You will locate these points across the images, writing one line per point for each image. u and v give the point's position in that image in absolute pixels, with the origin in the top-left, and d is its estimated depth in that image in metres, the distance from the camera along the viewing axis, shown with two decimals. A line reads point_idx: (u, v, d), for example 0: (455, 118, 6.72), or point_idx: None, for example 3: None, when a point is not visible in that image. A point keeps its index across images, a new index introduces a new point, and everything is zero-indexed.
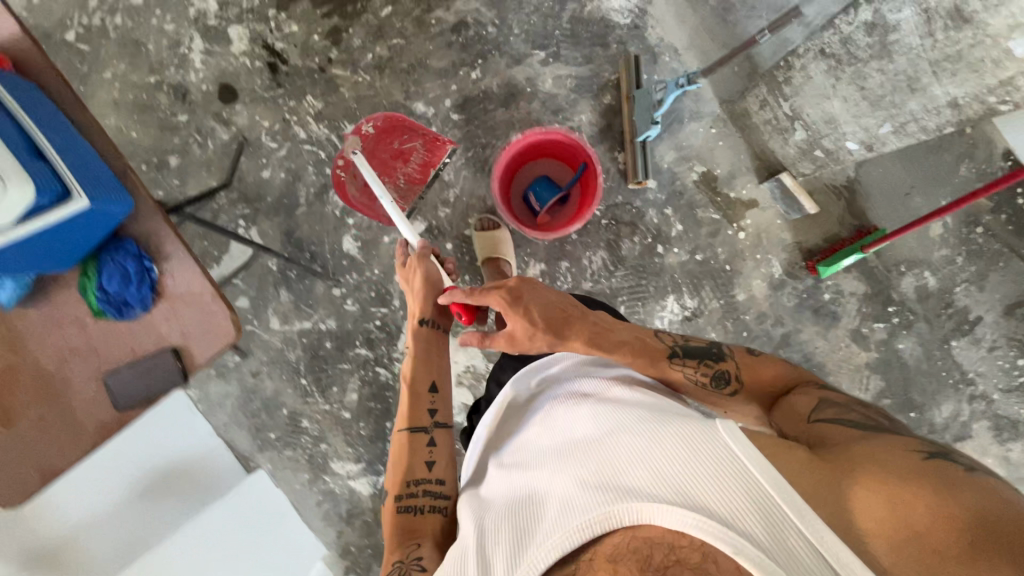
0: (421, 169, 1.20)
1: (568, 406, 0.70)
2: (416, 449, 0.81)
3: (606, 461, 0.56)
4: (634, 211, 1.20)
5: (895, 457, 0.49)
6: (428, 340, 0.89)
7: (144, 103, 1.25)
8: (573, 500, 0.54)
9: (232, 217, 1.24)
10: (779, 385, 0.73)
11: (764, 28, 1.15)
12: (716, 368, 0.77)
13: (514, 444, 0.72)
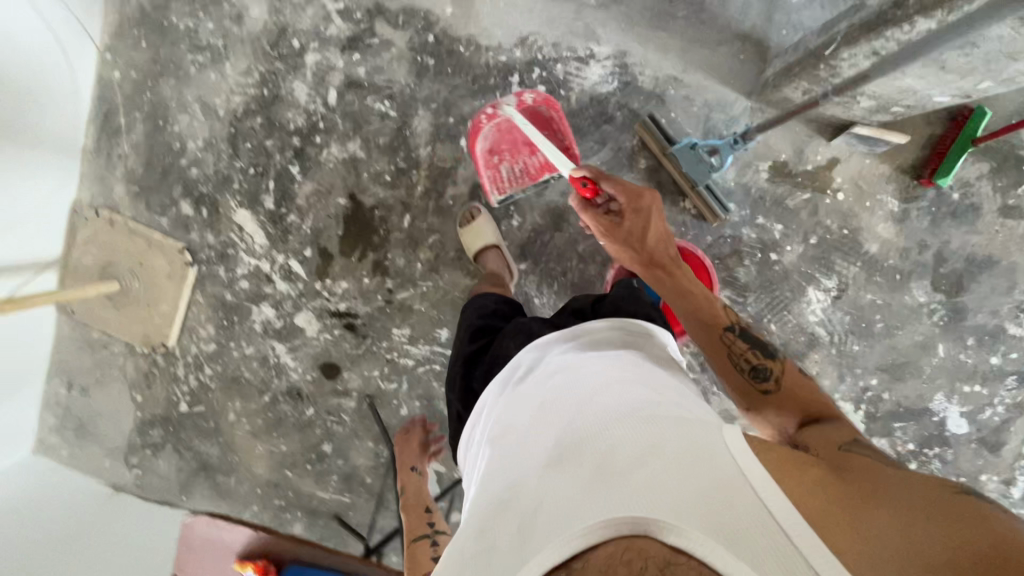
0: (540, 168, 1.13)
1: (553, 383, 0.63)
2: (441, 574, 0.97)
3: (597, 465, 0.50)
4: (730, 239, 1.16)
5: (905, 490, 0.50)
6: (416, 488, 1.12)
7: (274, 419, 1.33)
8: (566, 501, 0.48)
9: None
10: (808, 405, 0.69)
11: (745, 3, 1.07)
12: (758, 361, 0.75)
13: (498, 425, 0.64)
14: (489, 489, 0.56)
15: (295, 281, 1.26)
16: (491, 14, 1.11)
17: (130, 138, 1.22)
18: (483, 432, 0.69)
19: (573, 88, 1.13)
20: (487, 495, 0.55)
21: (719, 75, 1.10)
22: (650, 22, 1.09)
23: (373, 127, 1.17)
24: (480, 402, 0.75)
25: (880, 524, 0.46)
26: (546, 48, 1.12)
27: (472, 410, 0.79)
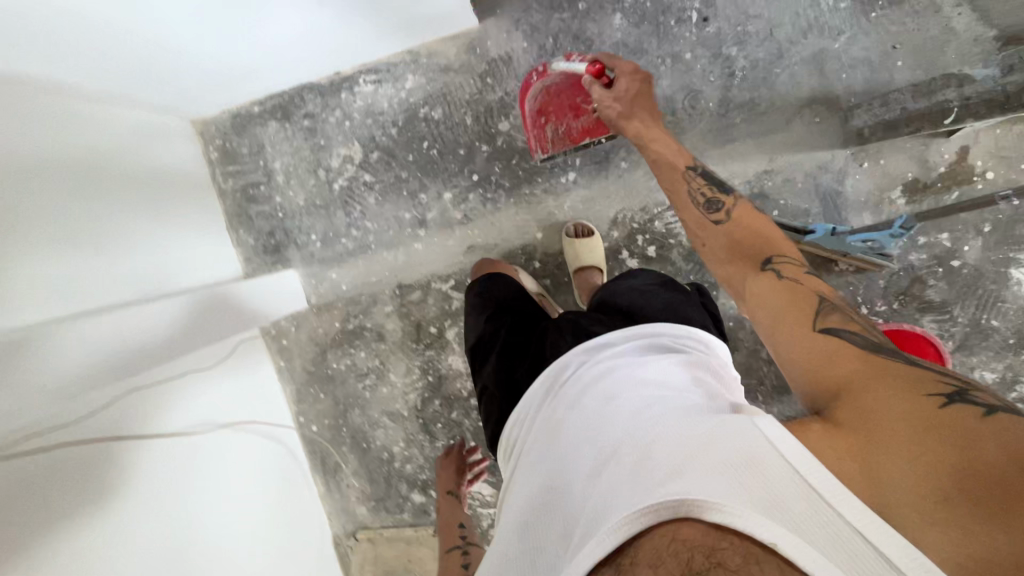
0: (582, 133, 1.07)
1: (576, 400, 0.63)
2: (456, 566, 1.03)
3: (616, 470, 0.50)
4: (902, 271, 1.13)
5: (906, 399, 0.45)
6: (451, 505, 1.19)
7: None
8: (604, 498, 0.47)
9: None
10: (756, 246, 0.69)
11: (794, 75, 1.08)
12: (708, 193, 0.77)
13: (528, 456, 0.63)
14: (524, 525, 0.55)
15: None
16: (576, 217, 1.19)
17: (350, 469, 1.39)
18: (517, 466, 0.67)
19: (680, 233, 1.17)
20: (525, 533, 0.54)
21: (806, 146, 1.10)
22: (717, 142, 1.12)
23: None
24: (512, 422, 0.75)
25: (894, 467, 0.41)
26: (638, 216, 1.17)
27: (504, 437, 0.78)
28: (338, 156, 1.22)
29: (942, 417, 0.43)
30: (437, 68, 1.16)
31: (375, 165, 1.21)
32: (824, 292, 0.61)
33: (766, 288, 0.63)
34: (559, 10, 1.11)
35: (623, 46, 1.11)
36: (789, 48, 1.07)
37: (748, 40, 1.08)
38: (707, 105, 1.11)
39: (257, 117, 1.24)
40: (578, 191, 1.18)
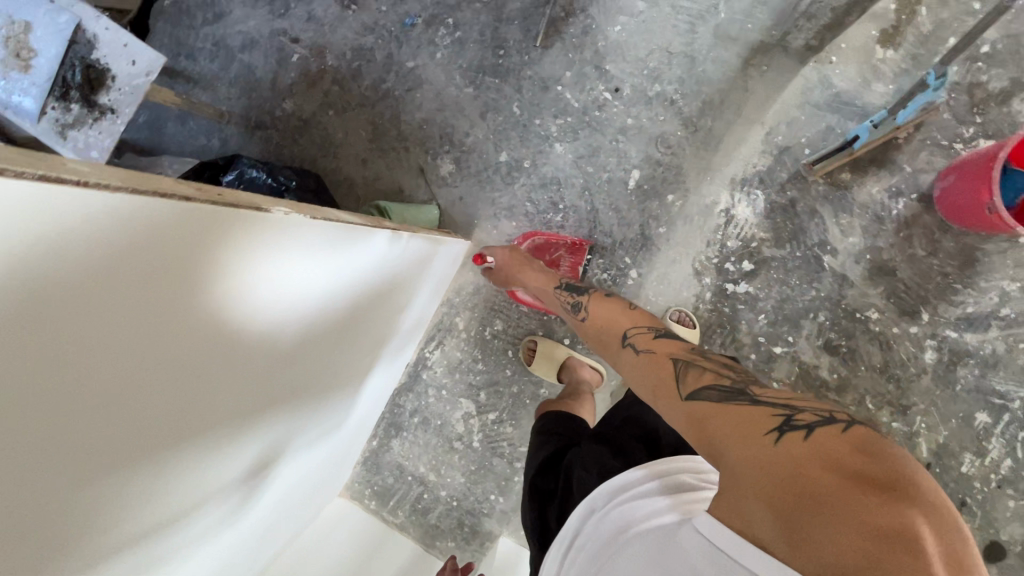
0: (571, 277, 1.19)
1: (579, 562, 0.63)
2: None
3: None
4: (953, 94, 1.09)
5: (752, 441, 0.48)
6: None
7: None
8: None
9: None
10: (611, 329, 0.78)
11: (716, 60, 1.14)
12: (573, 299, 0.90)
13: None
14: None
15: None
16: (665, 297, 1.18)
17: None
18: None
19: (756, 233, 1.15)
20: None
21: (778, 90, 1.13)
22: (712, 150, 1.15)
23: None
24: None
25: (749, 501, 0.45)
26: (713, 252, 1.17)
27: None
28: (458, 420, 1.26)
29: (779, 448, 0.47)
30: (471, 296, 1.24)
31: (489, 401, 1.25)
32: (677, 351, 0.65)
33: (631, 364, 0.69)
34: (516, 181, 1.21)
35: (582, 158, 1.19)
36: (693, 49, 1.15)
37: (660, 72, 1.16)
38: (678, 136, 1.16)
39: (382, 449, 1.30)
40: (651, 278, 1.18)
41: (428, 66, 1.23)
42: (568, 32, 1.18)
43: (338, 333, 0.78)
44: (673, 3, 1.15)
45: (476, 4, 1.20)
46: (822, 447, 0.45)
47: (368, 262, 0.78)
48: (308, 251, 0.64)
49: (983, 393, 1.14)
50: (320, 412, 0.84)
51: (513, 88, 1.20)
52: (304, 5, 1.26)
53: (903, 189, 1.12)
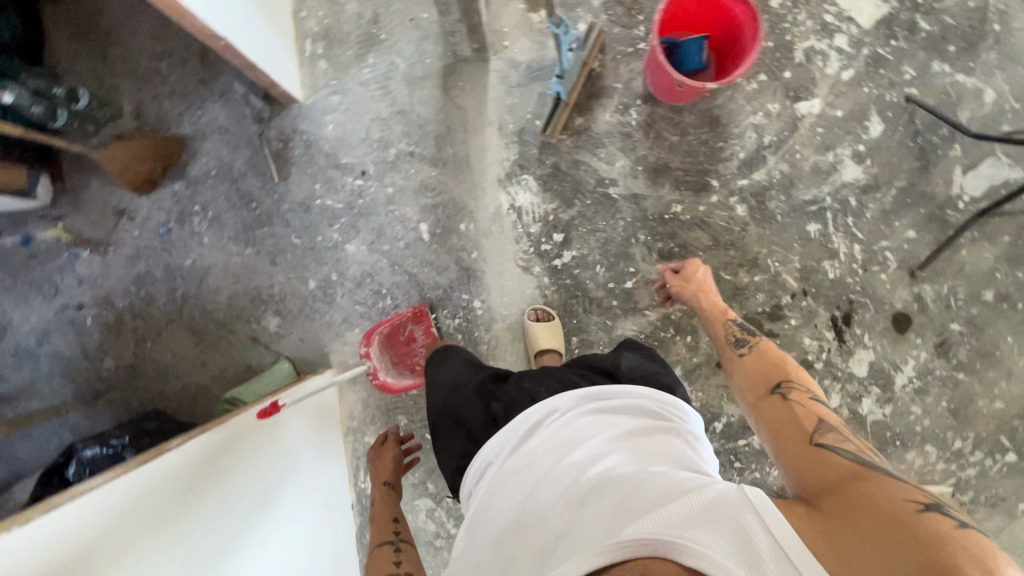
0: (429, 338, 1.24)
1: (546, 451, 0.72)
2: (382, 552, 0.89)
3: (597, 522, 0.56)
4: (610, 11, 1.21)
5: (878, 501, 0.50)
6: (388, 499, 1.03)
7: (981, 354, 1.23)
8: (586, 535, 0.55)
9: (963, 210, 1.22)
10: (761, 369, 0.80)
11: (422, 101, 1.23)
12: (738, 335, 0.92)
13: (495, 485, 0.74)
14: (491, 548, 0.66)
15: (827, 381, 1.24)
16: (514, 304, 1.24)
17: None
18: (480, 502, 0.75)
19: (547, 207, 1.23)
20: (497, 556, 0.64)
21: (484, 93, 1.23)
22: (468, 169, 1.24)
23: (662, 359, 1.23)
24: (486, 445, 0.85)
25: (849, 540, 0.47)
26: (526, 244, 1.23)
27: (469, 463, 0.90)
28: (426, 521, 1.26)
29: (892, 515, 0.48)
30: (366, 411, 1.27)
31: (438, 486, 1.26)
32: (822, 413, 0.67)
33: (771, 406, 0.71)
34: (336, 295, 1.25)
35: (374, 243, 1.25)
36: (400, 105, 1.24)
37: (387, 137, 1.24)
38: (435, 176, 1.24)
39: None
40: (493, 297, 1.24)
41: (204, 253, 1.27)
42: (295, 156, 1.25)
43: (232, 482, 0.82)
44: (360, 82, 1.24)
45: (209, 181, 1.27)
46: (932, 533, 0.46)
47: (193, 447, 0.81)
48: (125, 497, 0.65)
49: (801, 209, 1.23)
50: (294, 529, 0.92)
51: (282, 225, 1.25)
52: (69, 274, 1.28)
53: (629, 101, 1.22)
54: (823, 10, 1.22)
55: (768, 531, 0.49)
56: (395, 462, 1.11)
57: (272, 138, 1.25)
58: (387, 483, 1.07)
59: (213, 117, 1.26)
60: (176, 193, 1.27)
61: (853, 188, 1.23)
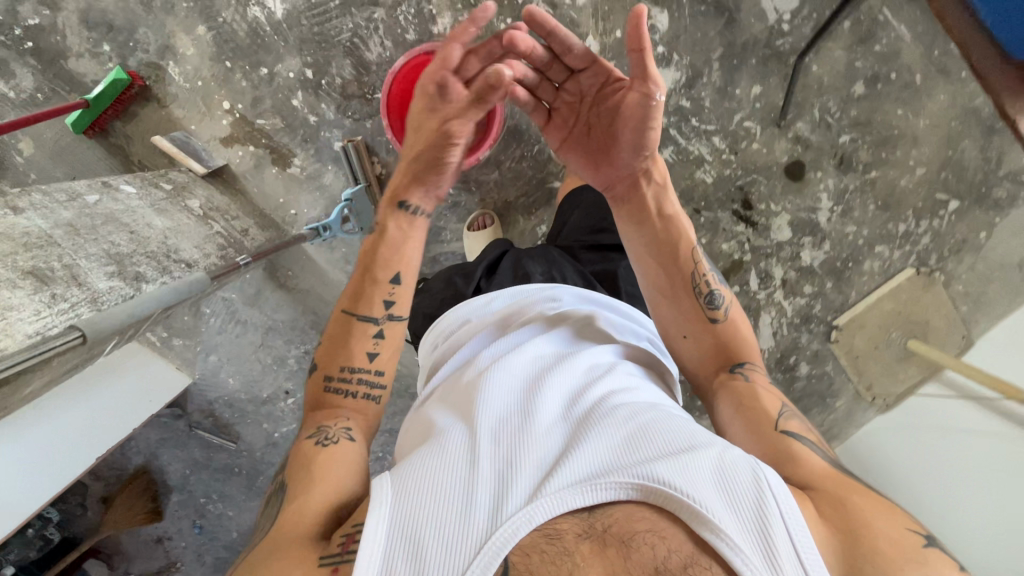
0: None
1: (552, 355, 0.67)
2: (353, 338, 0.70)
3: (624, 450, 0.51)
4: (349, 111, 1.08)
5: (888, 522, 0.50)
6: (401, 223, 0.75)
7: (880, 143, 1.19)
8: (599, 463, 0.50)
9: (789, 31, 1.10)
10: (724, 345, 0.72)
11: (277, 307, 1.23)
12: (707, 291, 0.74)
13: (478, 368, 0.67)
14: (463, 423, 0.57)
15: (764, 260, 1.26)
16: None
17: None
18: (445, 393, 0.68)
19: None
20: (470, 432, 0.55)
21: (316, 261, 1.21)
22: None
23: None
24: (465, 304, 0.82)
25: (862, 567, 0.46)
26: None
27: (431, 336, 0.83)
28: None
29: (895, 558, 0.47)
30: None
31: None
32: (781, 407, 0.65)
33: (731, 395, 0.67)
34: None
35: None
36: (263, 323, 1.24)
37: (278, 353, 1.26)
38: None
39: None
40: None
41: (238, 523, 1.40)
42: (228, 418, 1.31)
43: None
44: (217, 332, 1.24)
45: (190, 478, 1.37)
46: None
47: None
48: None
49: None
50: None
51: (269, 467, 1.36)
52: None
53: None
54: None
55: (785, 516, 0.46)
56: (438, 189, 0.76)
57: (199, 419, 1.31)
58: (403, 205, 0.76)
59: (147, 437, 1.32)
60: (178, 501, 1.39)
61: (676, 91, 1.13)
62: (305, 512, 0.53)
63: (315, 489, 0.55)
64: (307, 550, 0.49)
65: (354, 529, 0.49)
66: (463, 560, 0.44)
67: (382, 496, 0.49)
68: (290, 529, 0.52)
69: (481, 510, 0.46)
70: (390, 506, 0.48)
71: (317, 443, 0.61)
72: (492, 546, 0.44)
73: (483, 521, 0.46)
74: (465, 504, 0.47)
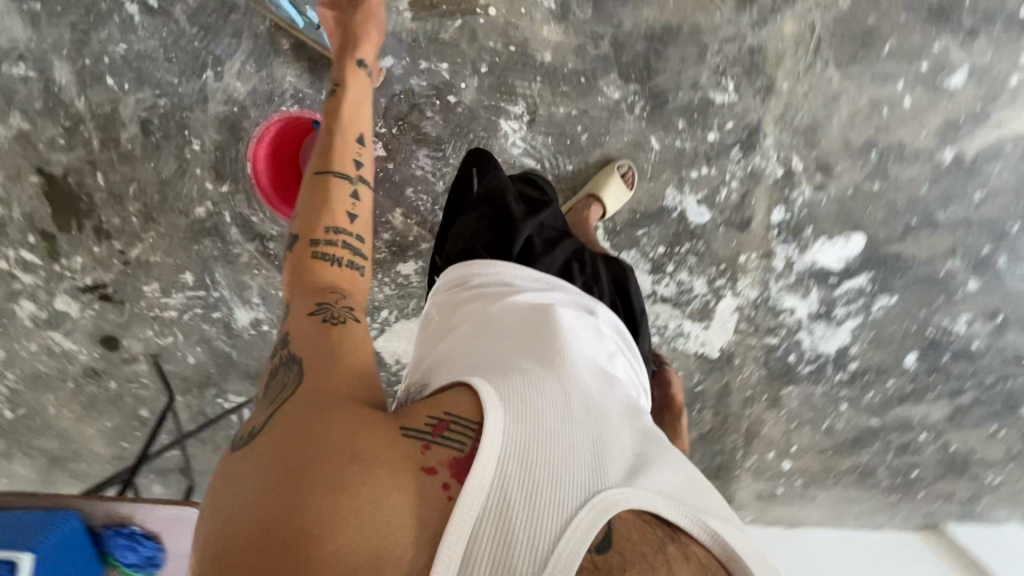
0: None
1: (603, 361, 0.69)
2: (340, 202, 0.73)
3: (654, 466, 0.53)
4: (404, 97, 1.11)
5: None
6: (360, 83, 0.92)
7: (86, 401, 1.38)
8: (644, 468, 0.52)
9: (212, 401, 1.37)
10: None
11: None
12: None
13: (558, 326, 0.67)
14: (540, 392, 0.54)
15: (12, 274, 1.24)
16: None
17: None
18: (508, 339, 0.63)
19: None
20: (559, 397, 0.55)
21: None
22: None
23: (22, 94, 1.10)
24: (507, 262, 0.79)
25: None
26: None
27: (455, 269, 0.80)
28: None
29: None
30: None
31: None
32: None
33: None
34: None
35: None
36: None
37: None
38: None
39: None
40: None
41: None
42: None
43: None
44: None
45: None
46: None
47: None
48: None
49: (206, 270, 1.25)
50: None
51: None
52: None
53: (305, 103, 1.12)
54: (391, 305, 1.27)
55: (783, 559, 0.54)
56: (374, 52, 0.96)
57: None
58: (361, 62, 0.93)
59: None
60: None
61: (227, 317, 1.29)
62: (348, 367, 0.54)
63: (358, 360, 0.56)
64: (383, 417, 0.50)
65: (447, 418, 0.50)
66: (570, 515, 0.44)
67: (488, 419, 0.48)
68: (351, 388, 0.52)
69: (586, 476, 0.48)
70: (497, 426, 0.48)
71: (322, 321, 0.59)
72: (597, 509, 0.45)
73: (582, 487, 0.47)
74: (565, 465, 0.48)
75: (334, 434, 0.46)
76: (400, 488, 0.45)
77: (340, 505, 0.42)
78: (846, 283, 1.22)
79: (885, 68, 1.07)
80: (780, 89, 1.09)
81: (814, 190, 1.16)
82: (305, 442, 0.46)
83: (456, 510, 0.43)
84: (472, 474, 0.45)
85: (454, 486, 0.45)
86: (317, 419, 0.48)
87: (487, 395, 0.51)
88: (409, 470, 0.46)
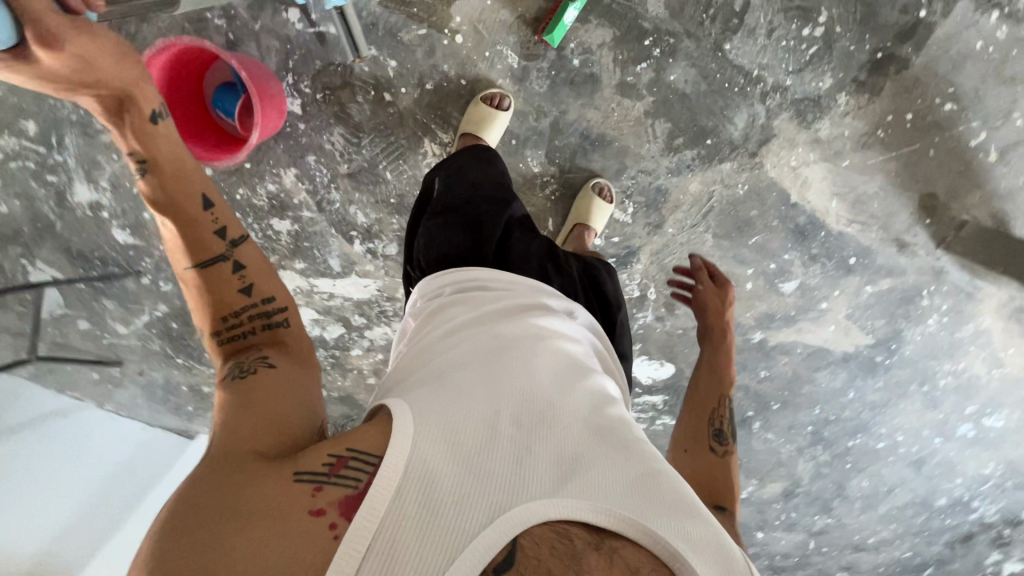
0: None
1: (559, 352, 0.64)
2: (214, 273, 0.65)
3: (585, 470, 0.48)
4: (341, 71, 1.07)
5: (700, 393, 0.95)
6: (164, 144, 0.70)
7: None
8: (577, 474, 0.47)
9: (14, 259, 1.24)
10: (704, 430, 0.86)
11: None
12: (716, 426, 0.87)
13: (506, 334, 0.63)
14: (467, 407, 0.50)
15: None
16: None
17: None
18: (450, 352, 0.60)
19: None
20: (487, 410, 0.50)
21: None
22: None
23: None
24: (479, 271, 0.78)
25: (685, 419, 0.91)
26: None
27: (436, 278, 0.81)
28: None
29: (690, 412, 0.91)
30: None
31: None
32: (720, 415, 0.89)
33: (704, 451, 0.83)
34: None
35: None
36: None
37: None
38: None
39: None
40: None
41: None
42: None
43: None
44: None
45: None
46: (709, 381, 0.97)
47: None
48: None
49: (56, 129, 1.11)
50: None
51: None
52: None
53: (234, 22, 1.03)
54: None
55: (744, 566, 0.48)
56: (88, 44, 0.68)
57: None
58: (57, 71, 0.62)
59: None
60: None
61: (64, 186, 1.16)
62: (269, 441, 0.50)
63: (281, 417, 0.53)
64: (281, 465, 0.46)
65: (347, 454, 0.45)
66: (476, 538, 0.40)
67: (393, 444, 0.44)
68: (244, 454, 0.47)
69: (498, 494, 0.43)
70: (404, 445, 0.44)
71: (232, 379, 0.58)
72: (506, 527, 0.41)
73: (492, 506, 0.42)
74: (474, 486, 0.43)
75: (223, 501, 0.42)
76: (290, 535, 0.40)
77: (234, 561, 0.38)
78: (645, 396, 1.45)
79: (745, 253, 1.26)
80: (665, 231, 1.24)
81: (655, 318, 1.33)
82: (188, 511, 0.41)
83: (341, 549, 0.38)
84: (367, 500, 0.41)
85: (341, 525, 0.40)
86: (209, 495, 0.42)
87: (400, 415, 0.47)
88: (295, 514, 0.41)
